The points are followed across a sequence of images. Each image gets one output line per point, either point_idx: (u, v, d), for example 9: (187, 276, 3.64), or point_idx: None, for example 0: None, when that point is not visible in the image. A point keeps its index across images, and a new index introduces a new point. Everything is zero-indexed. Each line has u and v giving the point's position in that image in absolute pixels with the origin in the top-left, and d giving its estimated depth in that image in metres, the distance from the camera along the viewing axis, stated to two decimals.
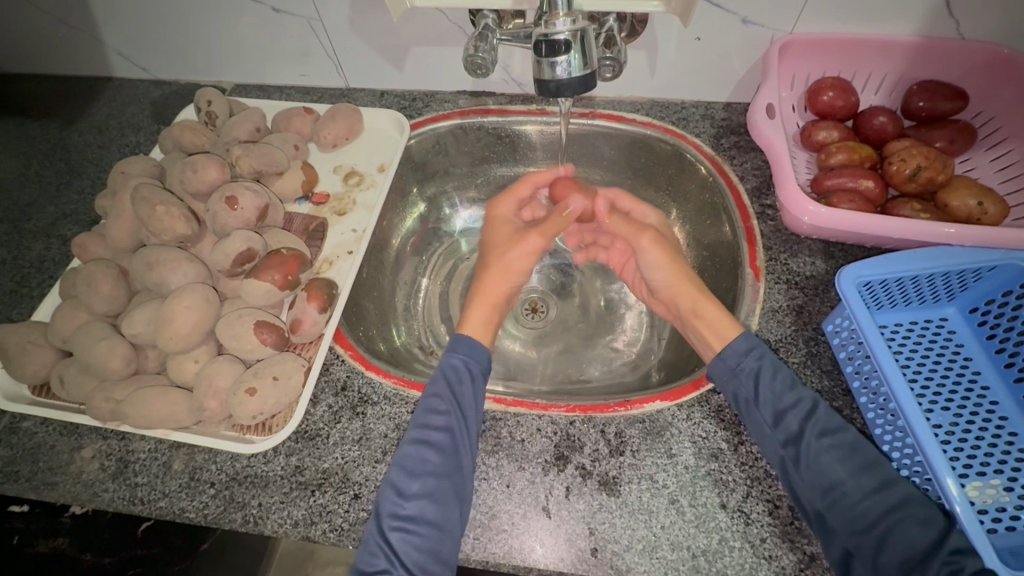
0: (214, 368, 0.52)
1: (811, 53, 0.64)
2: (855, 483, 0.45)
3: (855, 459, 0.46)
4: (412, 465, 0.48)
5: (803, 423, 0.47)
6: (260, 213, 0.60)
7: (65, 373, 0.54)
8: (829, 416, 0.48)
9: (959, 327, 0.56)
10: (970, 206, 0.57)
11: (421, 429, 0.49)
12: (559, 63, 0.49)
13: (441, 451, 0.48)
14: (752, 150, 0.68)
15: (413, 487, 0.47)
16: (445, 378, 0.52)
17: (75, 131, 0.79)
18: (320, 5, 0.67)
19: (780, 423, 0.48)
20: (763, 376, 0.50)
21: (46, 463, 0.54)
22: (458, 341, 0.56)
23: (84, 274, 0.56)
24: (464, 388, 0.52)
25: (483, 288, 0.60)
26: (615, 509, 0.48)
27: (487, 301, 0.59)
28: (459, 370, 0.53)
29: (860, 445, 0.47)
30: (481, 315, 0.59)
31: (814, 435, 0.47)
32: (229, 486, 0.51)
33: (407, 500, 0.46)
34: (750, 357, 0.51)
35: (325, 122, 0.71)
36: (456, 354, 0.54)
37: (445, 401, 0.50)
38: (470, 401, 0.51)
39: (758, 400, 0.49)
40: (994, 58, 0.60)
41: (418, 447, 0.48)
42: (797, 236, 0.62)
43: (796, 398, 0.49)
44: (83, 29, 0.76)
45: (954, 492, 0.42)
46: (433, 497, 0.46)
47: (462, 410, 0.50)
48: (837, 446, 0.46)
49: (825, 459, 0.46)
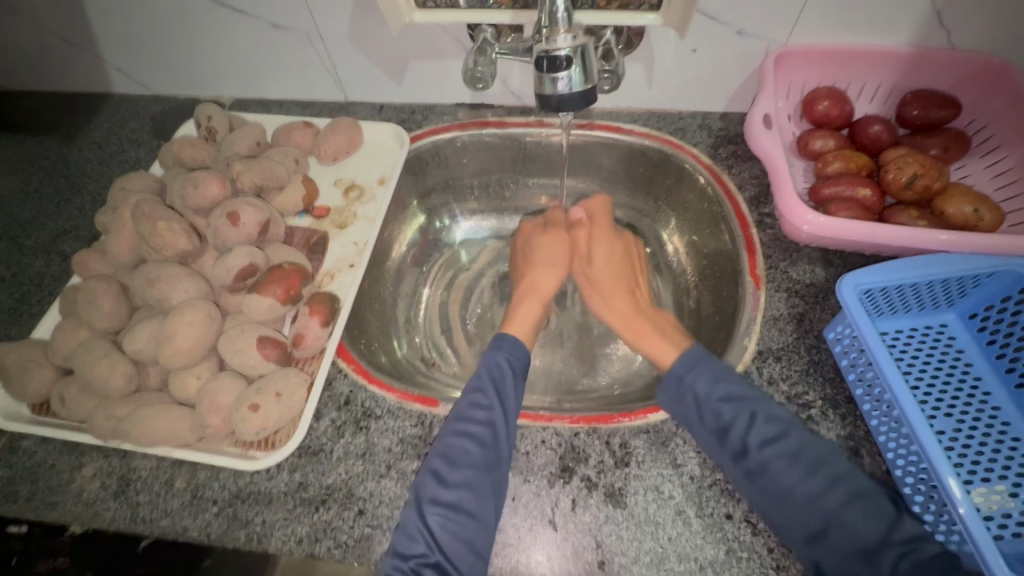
0: (215, 384, 0.52)
1: (806, 63, 0.65)
2: (806, 489, 0.44)
3: (803, 464, 0.45)
4: (456, 456, 0.48)
5: (745, 435, 0.48)
6: (262, 228, 0.60)
7: (66, 391, 0.53)
8: (771, 422, 0.48)
9: (959, 333, 0.56)
10: (966, 212, 0.58)
11: (463, 422, 0.50)
12: (561, 78, 0.50)
13: (483, 443, 0.48)
14: (749, 159, 0.69)
15: (454, 477, 0.47)
16: (491, 376, 0.54)
17: (75, 147, 0.80)
18: (319, 20, 0.68)
19: (725, 438, 0.48)
20: (701, 393, 0.51)
21: (46, 482, 0.53)
22: (504, 340, 0.59)
23: (85, 291, 0.56)
24: (506, 388, 0.53)
25: (536, 288, 0.65)
26: (621, 521, 0.48)
27: (539, 296, 0.65)
28: (505, 369, 0.55)
29: (805, 449, 0.46)
30: (532, 313, 0.63)
31: (757, 446, 0.47)
32: (232, 504, 0.51)
33: (448, 488, 0.47)
34: (690, 374, 0.52)
35: (325, 136, 0.71)
36: (502, 353, 0.57)
37: (487, 396, 0.52)
38: (512, 405, 0.52)
39: (701, 415, 0.50)
40: (986, 68, 0.61)
41: (461, 438, 0.49)
42: (796, 244, 0.62)
43: (734, 411, 0.49)
44: (83, 46, 0.77)
45: (958, 493, 0.42)
46: (472, 488, 0.46)
47: (504, 405, 0.52)
48: (780, 454, 0.46)
49: (776, 468, 0.46)
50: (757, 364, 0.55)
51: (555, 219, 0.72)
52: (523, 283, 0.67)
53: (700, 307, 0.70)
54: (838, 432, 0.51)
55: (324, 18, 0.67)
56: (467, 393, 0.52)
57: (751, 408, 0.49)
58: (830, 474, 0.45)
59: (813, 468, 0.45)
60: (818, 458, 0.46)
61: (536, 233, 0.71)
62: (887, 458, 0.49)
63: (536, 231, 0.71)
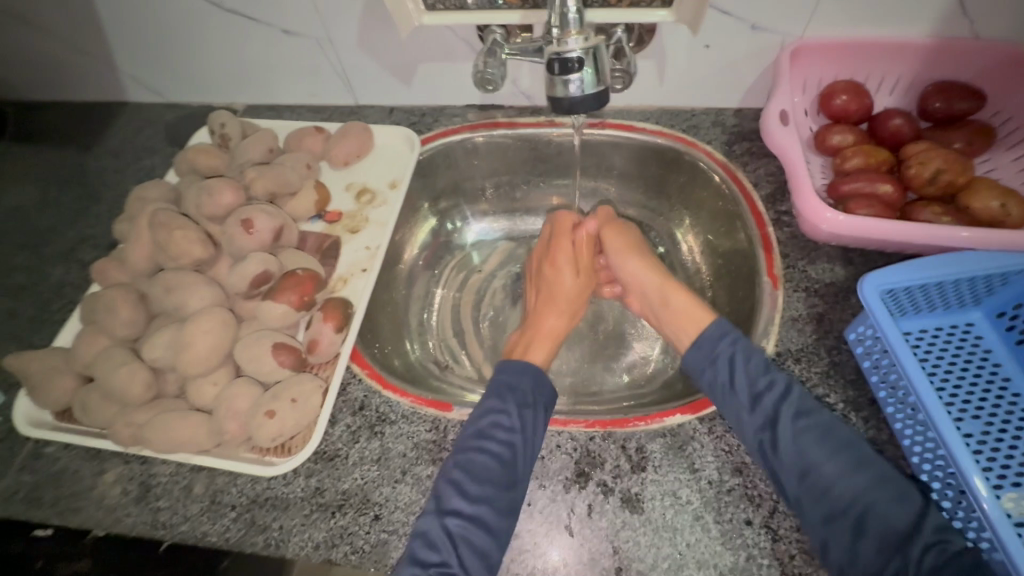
0: (232, 391, 0.53)
1: (823, 57, 0.64)
2: (833, 468, 0.45)
3: (833, 442, 0.46)
4: (477, 472, 0.48)
5: (778, 405, 0.48)
6: (275, 235, 0.60)
7: (87, 398, 0.54)
8: (804, 398, 0.49)
9: (986, 332, 0.54)
10: (992, 208, 0.56)
11: (483, 439, 0.50)
12: (572, 81, 0.49)
13: (503, 461, 0.48)
14: (765, 156, 0.67)
15: (475, 492, 0.47)
16: (514, 398, 0.53)
17: (92, 156, 0.81)
18: (329, 25, 0.68)
19: (757, 406, 0.49)
20: (738, 362, 0.51)
21: (70, 488, 0.54)
22: (524, 366, 0.57)
23: (104, 300, 0.56)
24: (528, 408, 0.53)
25: (544, 329, 0.63)
26: (638, 526, 0.48)
27: (552, 337, 0.63)
28: (525, 390, 0.54)
29: (835, 427, 0.47)
30: (543, 352, 0.62)
31: (791, 417, 0.47)
32: (250, 509, 0.51)
33: (469, 502, 0.47)
34: (723, 343, 0.54)
35: (336, 141, 0.71)
36: (523, 376, 0.56)
37: (509, 418, 0.51)
38: (535, 423, 0.52)
39: (733, 385, 0.51)
40: (1012, 57, 0.59)
41: (482, 454, 0.49)
42: (815, 243, 0.61)
43: (768, 382, 0.49)
44: (99, 57, 0.78)
45: (982, 489, 0.41)
46: (491, 504, 0.47)
47: (526, 426, 0.51)
48: (812, 428, 0.47)
49: (805, 441, 0.46)
50: (775, 366, 0.54)
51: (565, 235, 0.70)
52: (530, 325, 0.65)
53: (716, 307, 0.69)
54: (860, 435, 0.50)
55: (334, 23, 0.67)
56: (489, 412, 0.52)
57: (785, 382, 0.50)
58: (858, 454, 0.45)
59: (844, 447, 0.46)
60: (848, 439, 0.46)
61: (549, 259, 0.68)
62: (912, 461, 0.48)
63: (552, 250, 0.69)
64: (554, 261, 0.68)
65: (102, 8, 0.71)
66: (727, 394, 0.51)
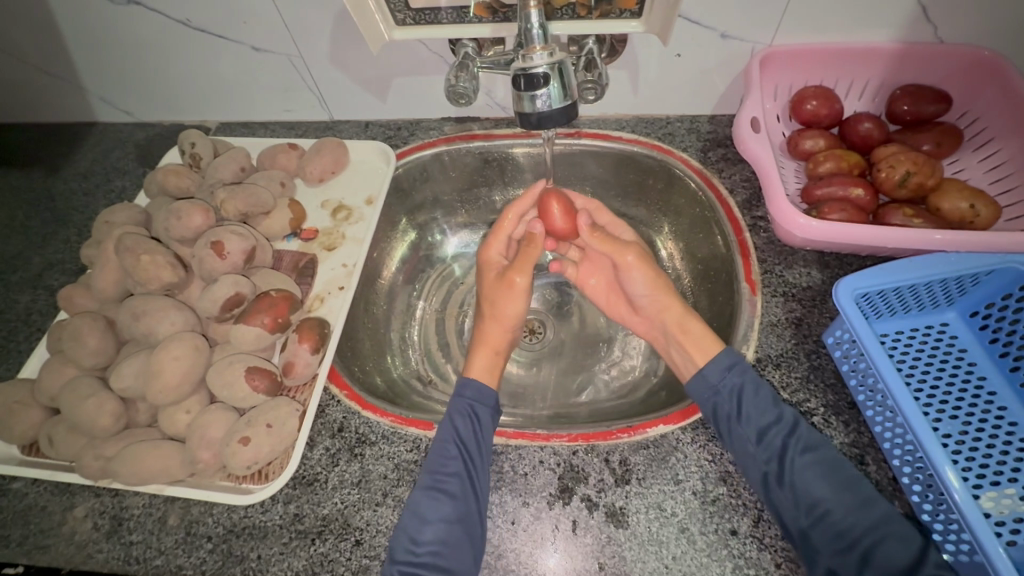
0: (206, 418, 0.51)
1: (792, 63, 0.64)
2: (840, 501, 0.45)
3: (836, 476, 0.46)
4: (429, 512, 0.47)
5: (787, 440, 0.48)
6: (247, 256, 0.59)
7: (54, 431, 0.53)
8: (810, 431, 0.48)
9: (961, 331, 0.55)
10: (961, 208, 0.57)
11: (432, 475, 0.49)
12: (539, 96, 0.49)
13: (454, 497, 0.48)
14: (739, 162, 0.68)
15: (426, 534, 0.47)
16: (453, 425, 0.52)
17: (60, 178, 0.79)
18: (299, 42, 0.67)
19: (763, 440, 0.48)
20: (746, 394, 0.50)
21: (37, 525, 0.53)
22: (465, 385, 0.57)
23: (70, 329, 0.55)
24: (477, 431, 0.52)
25: (485, 337, 0.63)
26: (624, 541, 0.47)
27: (488, 347, 0.62)
28: (464, 411, 0.54)
29: (839, 461, 0.47)
30: (485, 362, 0.61)
31: (797, 451, 0.47)
32: (226, 540, 0.50)
33: (421, 545, 0.46)
34: (733, 375, 0.51)
35: (311, 158, 0.70)
36: (465, 398, 0.55)
37: (453, 446, 0.50)
38: (484, 448, 0.51)
39: (739, 415, 0.49)
40: (976, 60, 0.61)
41: (432, 493, 0.48)
42: (792, 247, 0.61)
43: (777, 416, 0.49)
44: (65, 77, 0.76)
45: (953, 480, 0.41)
46: (447, 544, 0.46)
47: (470, 454, 0.50)
48: (817, 463, 0.47)
49: (808, 475, 0.46)
50: (756, 372, 0.54)
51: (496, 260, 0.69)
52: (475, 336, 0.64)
53: (697, 314, 0.69)
54: (841, 440, 0.50)
55: (304, 39, 0.67)
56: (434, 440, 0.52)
57: (794, 416, 0.49)
58: (861, 489, 0.45)
59: (847, 479, 0.46)
60: (851, 473, 0.46)
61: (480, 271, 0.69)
62: (893, 464, 0.48)
63: (484, 267, 0.69)
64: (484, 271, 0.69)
65: (65, 28, 0.69)
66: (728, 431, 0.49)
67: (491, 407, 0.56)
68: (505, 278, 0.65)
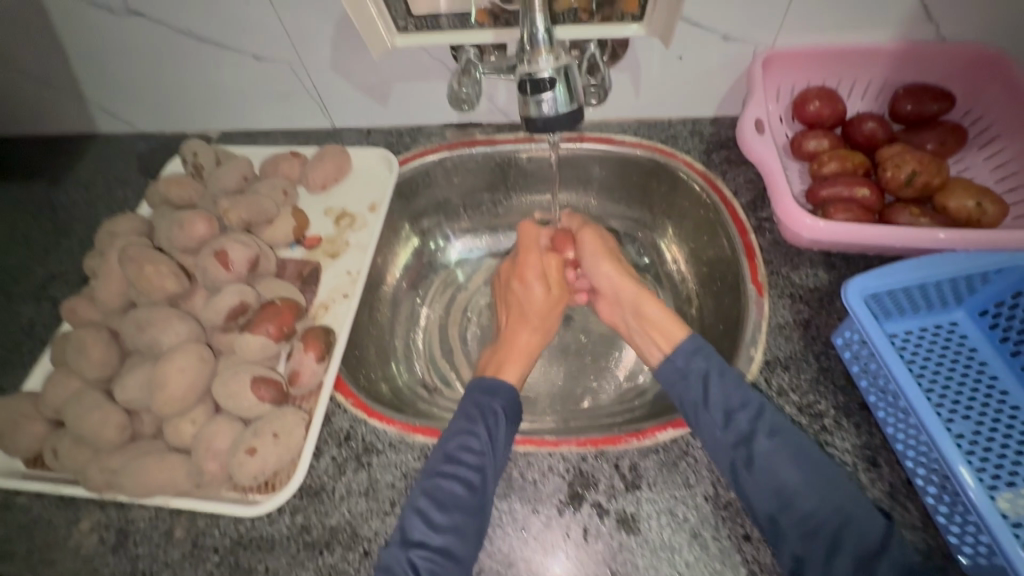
0: (211, 428, 0.51)
1: (794, 65, 0.64)
2: (804, 489, 0.43)
3: (806, 462, 0.45)
4: (444, 500, 0.46)
5: (753, 424, 0.47)
6: (252, 265, 0.59)
7: (58, 444, 0.52)
8: (776, 417, 0.47)
9: (971, 331, 0.55)
10: (968, 207, 0.56)
11: (452, 465, 0.48)
12: (545, 100, 0.49)
13: (471, 487, 0.47)
14: (743, 163, 0.68)
15: (442, 521, 0.45)
16: (483, 421, 0.51)
17: (62, 190, 0.79)
18: (300, 48, 0.67)
19: (730, 424, 0.47)
20: (711, 379, 0.50)
21: (42, 540, 0.52)
22: (497, 386, 0.56)
23: (74, 340, 0.55)
24: (496, 427, 0.51)
25: (517, 343, 0.63)
26: (636, 548, 0.46)
27: (522, 354, 0.62)
28: (494, 411, 0.53)
29: (809, 446, 0.46)
30: (518, 369, 0.61)
31: (764, 434, 0.46)
32: (234, 552, 0.49)
33: (437, 532, 0.45)
34: (698, 359, 0.52)
35: (313, 165, 0.70)
36: (496, 398, 0.54)
37: (479, 440, 0.49)
38: (502, 443, 0.50)
39: (706, 402, 0.49)
40: (978, 59, 0.61)
41: (450, 481, 0.47)
42: (798, 248, 0.61)
43: (744, 399, 0.48)
44: (68, 89, 0.76)
45: (969, 478, 0.41)
46: (459, 532, 0.45)
47: (494, 450, 0.49)
48: (786, 447, 0.45)
49: (776, 460, 0.45)
50: (765, 374, 0.54)
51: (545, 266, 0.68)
52: (505, 340, 0.64)
53: (703, 317, 0.68)
54: (853, 442, 0.50)
55: (305, 46, 0.67)
56: (458, 428, 0.51)
57: (760, 402, 0.48)
58: (828, 478, 0.44)
59: (814, 465, 0.44)
60: (818, 459, 0.45)
61: (517, 276, 0.68)
62: (906, 465, 0.48)
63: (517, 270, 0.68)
64: (522, 277, 0.67)
65: (68, 40, 0.69)
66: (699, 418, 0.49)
67: (514, 407, 0.54)
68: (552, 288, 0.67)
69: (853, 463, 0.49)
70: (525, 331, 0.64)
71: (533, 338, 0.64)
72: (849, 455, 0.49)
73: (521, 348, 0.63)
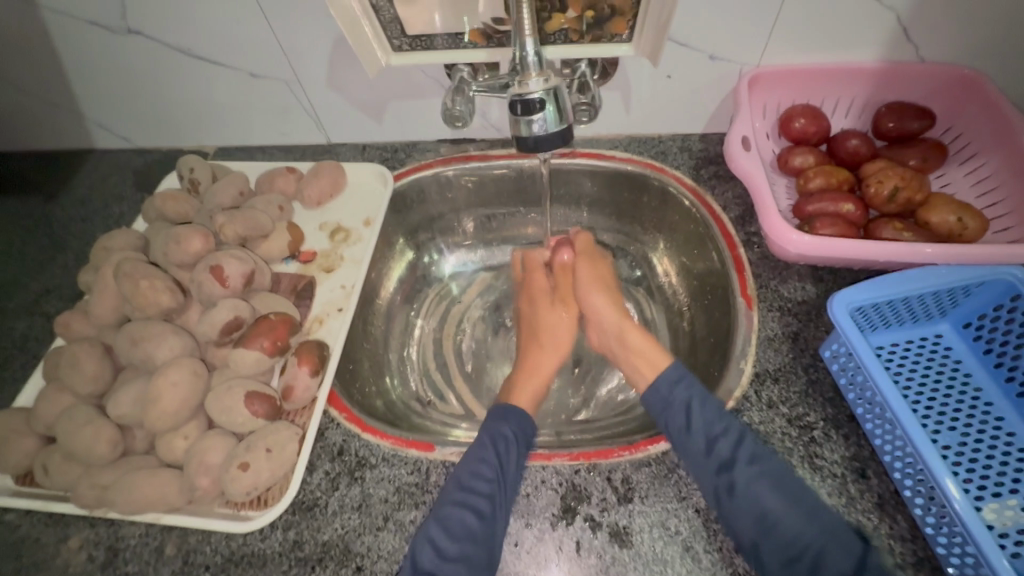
0: (203, 444, 0.51)
1: (779, 84, 0.66)
2: (787, 514, 0.44)
3: (788, 488, 0.45)
4: (455, 529, 0.46)
5: (733, 450, 0.47)
6: (246, 280, 0.59)
7: (49, 460, 0.52)
8: (757, 442, 0.48)
9: (955, 342, 0.56)
10: (950, 222, 0.58)
11: (466, 493, 0.48)
12: (535, 120, 0.50)
13: (481, 515, 0.46)
14: (731, 178, 0.69)
15: (451, 549, 0.45)
16: (495, 447, 0.51)
17: (57, 205, 0.79)
18: (296, 66, 0.68)
19: (712, 451, 0.48)
20: (694, 406, 0.51)
21: (30, 558, 0.51)
22: (509, 412, 0.57)
23: (68, 355, 0.55)
24: (509, 453, 0.51)
25: (535, 368, 0.64)
26: (628, 562, 0.47)
27: (539, 377, 0.63)
28: (507, 437, 0.53)
29: (787, 474, 0.47)
30: (531, 390, 0.62)
31: (744, 463, 0.47)
32: (224, 569, 0.49)
33: (445, 561, 0.45)
34: (681, 389, 0.53)
35: (309, 181, 0.71)
36: (507, 423, 0.55)
37: (490, 467, 0.49)
38: (514, 471, 0.50)
39: (689, 430, 0.50)
40: (957, 79, 0.63)
41: (461, 509, 0.47)
42: (785, 262, 0.62)
43: (724, 428, 0.49)
44: (65, 105, 0.77)
45: (954, 490, 0.41)
46: (468, 561, 0.45)
47: (505, 478, 0.49)
48: (766, 475, 0.46)
49: (759, 488, 0.45)
50: (755, 387, 0.54)
51: (541, 278, 0.71)
52: (522, 362, 0.66)
53: (694, 330, 0.69)
54: (842, 453, 0.50)
55: (301, 65, 0.68)
56: (472, 456, 0.51)
57: (740, 428, 0.49)
58: (809, 505, 0.45)
59: (794, 495, 0.45)
60: (797, 489, 0.46)
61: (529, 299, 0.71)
62: (894, 477, 0.48)
63: (538, 299, 0.70)
64: (536, 301, 0.70)
65: (66, 58, 0.70)
66: (683, 445, 0.50)
67: (529, 436, 0.55)
68: (558, 303, 0.69)
69: (841, 475, 0.49)
70: (544, 355, 0.65)
71: (552, 361, 0.65)
72: (837, 467, 0.50)
73: (538, 371, 0.64)
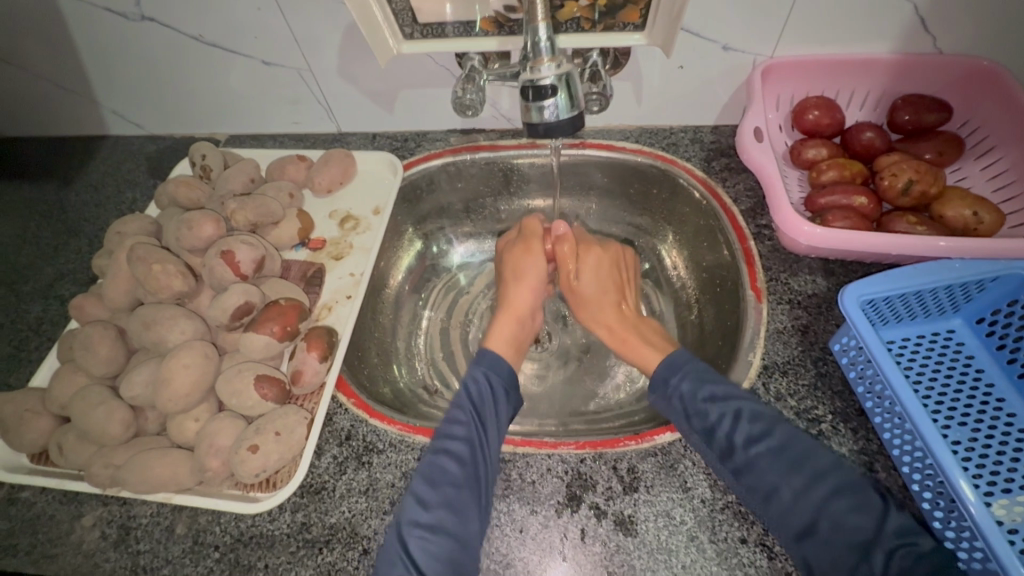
0: (214, 426, 0.52)
1: (792, 75, 0.65)
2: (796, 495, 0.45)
3: (790, 463, 0.46)
4: (436, 476, 0.48)
5: (730, 435, 0.48)
6: (257, 265, 0.60)
7: (64, 439, 0.53)
8: (756, 422, 0.48)
9: (967, 338, 0.55)
10: (965, 216, 0.57)
11: (441, 441, 0.51)
12: (546, 107, 0.50)
13: (462, 460, 0.49)
14: (743, 171, 0.69)
15: (434, 497, 0.47)
16: (470, 393, 0.55)
17: (72, 190, 0.80)
18: (308, 53, 0.68)
19: (712, 438, 0.49)
20: (684, 394, 0.53)
21: (46, 534, 0.53)
22: (483, 353, 0.60)
23: (81, 337, 0.56)
24: (485, 402, 0.54)
25: (510, 304, 0.65)
26: (632, 550, 0.47)
27: (515, 316, 0.65)
28: (482, 381, 0.56)
29: (790, 444, 0.47)
30: (509, 329, 0.64)
31: (742, 446, 0.47)
32: (234, 549, 0.50)
33: (429, 509, 0.47)
34: (675, 379, 0.55)
35: (319, 168, 0.71)
36: (481, 367, 0.58)
37: (466, 412, 0.52)
38: (489, 416, 0.53)
39: (687, 416, 0.51)
40: (974, 70, 0.62)
41: (441, 457, 0.49)
42: (796, 255, 0.61)
43: (720, 412, 0.49)
44: (80, 92, 0.78)
45: (969, 494, 0.40)
46: (452, 507, 0.46)
47: (483, 423, 0.52)
48: (766, 453, 0.47)
49: (762, 466, 0.46)
50: (763, 380, 0.54)
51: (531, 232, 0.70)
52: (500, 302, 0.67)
53: (703, 323, 0.69)
54: (851, 447, 0.50)
55: (314, 52, 0.68)
56: (446, 408, 0.54)
57: (737, 406, 0.50)
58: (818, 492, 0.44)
59: (797, 464, 0.46)
60: (801, 457, 0.46)
61: (501, 250, 0.71)
62: (903, 471, 0.48)
63: (507, 247, 0.71)
64: (506, 251, 0.70)
65: (80, 44, 0.71)
66: (685, 424, 0.51)
67: (507, 380, 0.58)
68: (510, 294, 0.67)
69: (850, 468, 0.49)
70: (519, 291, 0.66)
71: (530, 299, 0.66)
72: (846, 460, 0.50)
73: (516, 308, 0.65)
